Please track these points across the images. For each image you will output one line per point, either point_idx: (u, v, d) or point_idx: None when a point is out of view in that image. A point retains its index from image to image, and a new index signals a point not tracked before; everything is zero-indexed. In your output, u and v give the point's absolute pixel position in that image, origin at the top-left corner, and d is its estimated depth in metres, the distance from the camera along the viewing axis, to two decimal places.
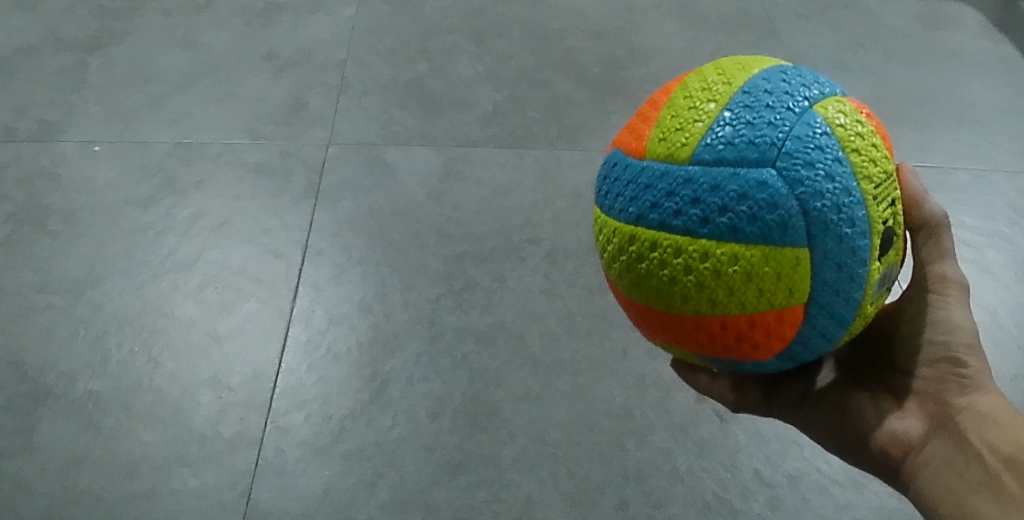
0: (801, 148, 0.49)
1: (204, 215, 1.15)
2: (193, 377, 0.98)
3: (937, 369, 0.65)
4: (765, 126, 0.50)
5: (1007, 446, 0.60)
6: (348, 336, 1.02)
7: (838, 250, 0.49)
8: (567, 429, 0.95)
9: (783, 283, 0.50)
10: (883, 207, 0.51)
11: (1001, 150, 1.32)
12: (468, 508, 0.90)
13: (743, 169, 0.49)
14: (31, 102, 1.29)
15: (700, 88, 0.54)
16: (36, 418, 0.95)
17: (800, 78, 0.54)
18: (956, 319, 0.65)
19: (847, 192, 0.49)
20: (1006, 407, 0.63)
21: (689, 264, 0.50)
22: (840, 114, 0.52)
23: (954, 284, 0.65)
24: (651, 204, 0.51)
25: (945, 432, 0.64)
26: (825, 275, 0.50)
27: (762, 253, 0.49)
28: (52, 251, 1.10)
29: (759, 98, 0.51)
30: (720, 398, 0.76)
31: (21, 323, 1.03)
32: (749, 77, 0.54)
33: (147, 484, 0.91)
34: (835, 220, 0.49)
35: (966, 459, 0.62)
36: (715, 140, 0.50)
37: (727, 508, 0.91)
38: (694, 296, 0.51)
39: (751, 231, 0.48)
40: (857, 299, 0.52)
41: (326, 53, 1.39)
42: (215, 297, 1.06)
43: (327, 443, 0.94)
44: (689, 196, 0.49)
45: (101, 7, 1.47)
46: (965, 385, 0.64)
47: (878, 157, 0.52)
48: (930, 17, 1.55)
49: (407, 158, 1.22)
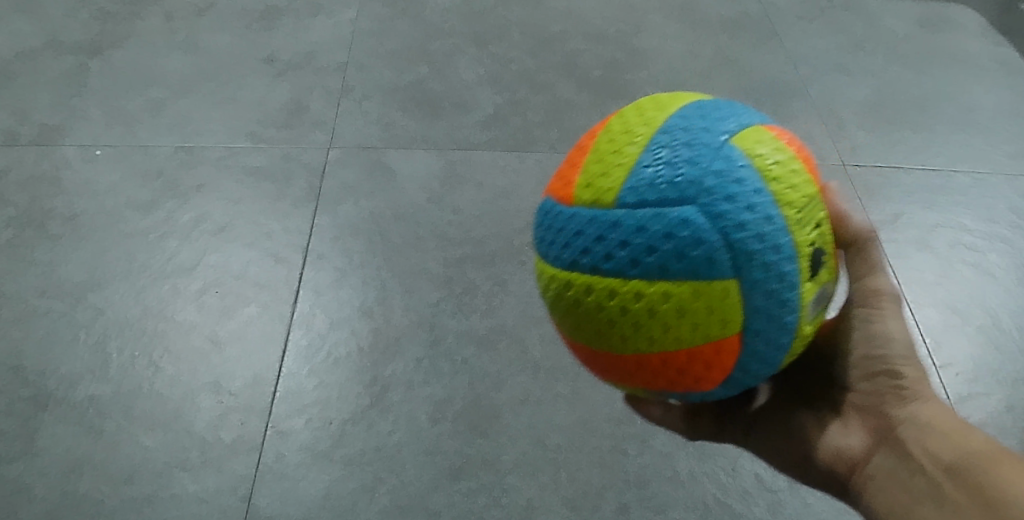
0: (719, 184, 0.50)
1: (204, 219, 1.15)
2: (193, 382, 0.98)
3: (876, 383, 0.64)
4: (684, 164, 0.51)
5: (946, 455, 0.59)
6: (349, 340, 1.02)
7: (766, 279, 0.50)
8: (568, 433, 0.95)
9: (715, 315, 0.50)
10: (809, 230, 0.52)
11: (1002, 152, 1.32)
12: (468, 513, 0.90)
13: (664, 208, 0.50)
14: (32, 106, 1.30)
15: (621, 131, 0.55)
16: (37, 423, 0.95)
17: (717, 112, 0.55)
18: (891, 331, 0.63)
19: (769, 220, 0.50)
20: (946, 413, 0.62)
21: (623, 305, 0.51)
22: (757, 144, 0.53)
23: (887, 297, 0.63)
24: (582, 249, 0.52)
25: (887, 444, 0.62)
26: (757, 303, 0.51)
27: (693, 288, 0.50)
28: (53, 255, 1.10)
29: (678, 137, 0.52)
30: (673, 428, 0.77)
31: (23, 328, 1.03)
32: (667, 115, 0.55)
33: (147, 489, 0.91)
34: (759, 249, 0.50)
35: (908, 471, 0.60)
36: (636, 181, 0.51)
37: (728, 513, 0.91)
38: (631, 336, 0.52)
39: (677, 268, 0.49)
40: (793, 322, 0.52)
41: (327, 56, 1.39)
42: (216, 301, 1.06)
43: (328, 448, 0.94)
44: (616, 239, 0.51)
45: (102, 11, 1.47)
46: (903, 395, 0.63)
47: (801, 182, 0.53)
48: (931, 18, 1.55)
49: (407, 161, 1.22)
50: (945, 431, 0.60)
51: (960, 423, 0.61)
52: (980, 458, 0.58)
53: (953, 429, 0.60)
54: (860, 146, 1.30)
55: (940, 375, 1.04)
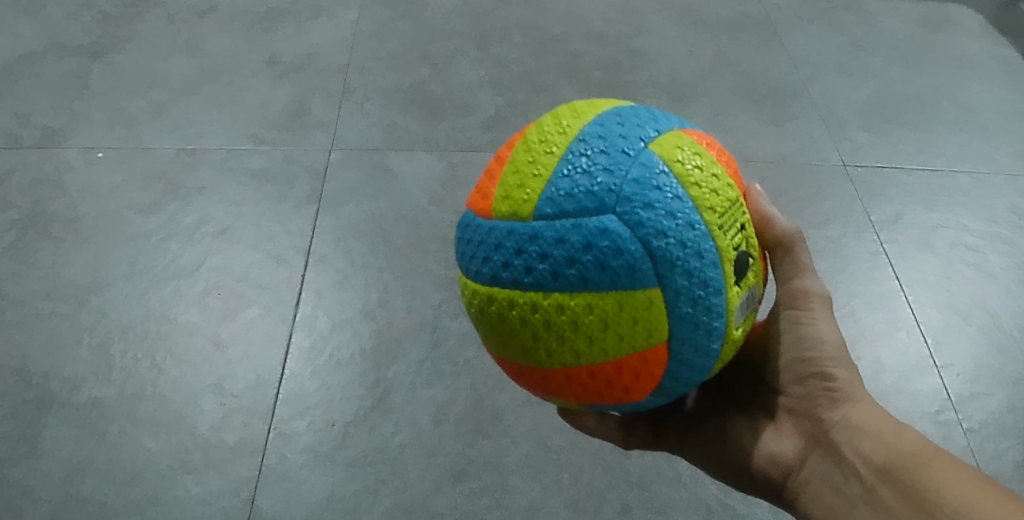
0: (638, 192, 0.51)
1: (206, 221, 1.15)
2: (196, 384, 0.99)
3: (807, 386, 0.65)
4: (602, 173, 0.52)
5: (876, 456, 0.60)
6: (351, 342, 1.02)
7: (690, 285, 0.51)
8: (570, 435, 0.95)
9: (640, 326, 0.51)
10: (732, 234, 0.53)
11: (1003, 153, 1.32)
12: (471, 515, 0.90)
13: (584, 219, 0.51)
14: (35, 109, 1.30)
15: (538, 140, 0.55)
16: (40, 425, 0.95)
17: (633, 119, 0.56)
18: (821, 333, 0.65)
19: (691, 227, 0.51)
20: (878, 413, 0.62)
21: (547, 318, 0.52)
22: (675, 150, 0.54)
23: (817, 298, 0.65)
24: (502, 263, 0.52)
25: (821, 448, 0.63)
26: (682, 311, 0.52)
27: (616, 299, 0.51)
28: (56, 258, 1.10)
29: (595, 145, 0.53)
30: (611, 438, 0.77)
31: (27, 330, 1.03)
32: (584, 123, 0.55)
33: (150, 491, 0.91)
34: (682, 256, 0.51)
35: (841, 473, 0.61)
36: (554, 192, 0.52)
37: (729, 514, 0.91)
38: (557, 349, 0.53)
39: (600, 279, 0.50)
40: (719, 328, 0.53)
41: (328, 58, 1.39)
42: (218, 303, 1.06)
43: (330, 450, 0.94)
44: (536, 251, 0.51)
45: (104, 13, 1.48)
46: (835, 398, 0.64)
47: (721, 186, 0.54)
48: (931, 18, 1.55)
49: (409, 162, 1.22)
50: (875, 433, 0.61)
51: (892, 423, 0.61)
52: (910, 458, 0.58)
53: (885, 431, 0.61)
54: (861, 147, 1.31)
55: (943, 376, 1.04)
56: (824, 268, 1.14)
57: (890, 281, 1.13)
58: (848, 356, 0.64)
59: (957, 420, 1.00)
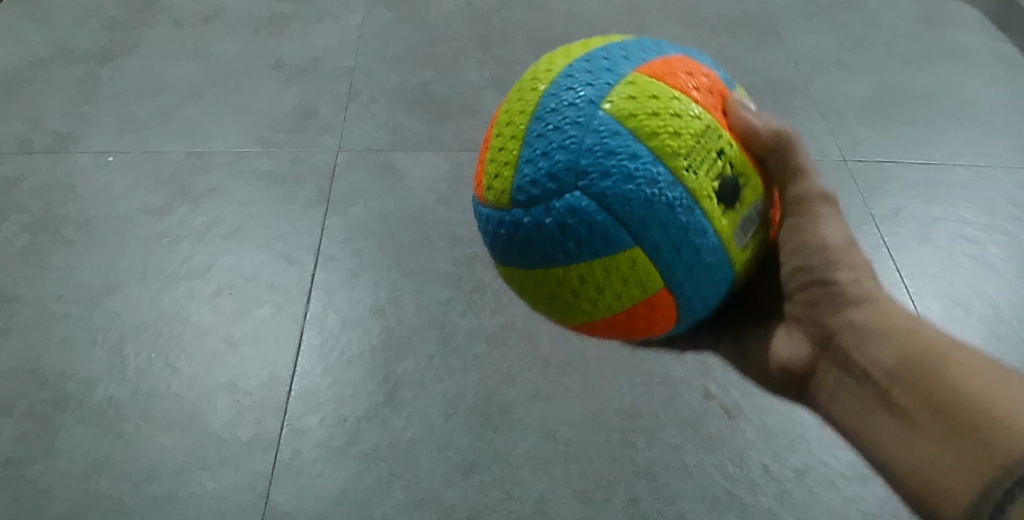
0: (592, 163, 0.53)
1: (217, 222, 1.17)
2: (210, 382, 1.00)
3: (812, 292, 0.63)
4: (558, 151, 0.53)
5: (889, 359, 0.57)
6: (361, 339, 1.04)
7: (667, 234, 0.54)
8: (578, 427, 0.97)
9: (632, 284, 0.55)
10: (702, 173, 0.54)
11: (1001, 146, 1.33)
12: (482, 506, 0.91)
13: (551, 201, 0.54)
14: (45, 115, 1.32)
15: (502, 127, 0.57)
16: (57, 424, 0.97)
17: (587, 73, 0.57)
18: (824, 235, 0.62)
19: (653, 182, 0.53)
20: (890, 312, 0.59)
21: (552, 291, 0.57)
22: (627, 101, 0.54)
23: (817, 199, 0.62)
24: (501, 247, 0.57)
25: (831, 353, 0.61)
26: (667, 260, 0.54)
27: (602, 267, 0.54)
28: (69, 260, 1.12)
29: (547, 124, 0.55)
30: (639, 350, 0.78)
31: (41, 332, 1.05)
32: (539, 95, 0.57)
33: (167, 487, 0.93)
34: (651, 213, 0.53)
35: (856, 378, 0.59)
36: (522, 180, 0.55)
37: (737, 502, 0.93)
38: (571, 312, 0.58)
39: (581, 253, 0.54)
40: (718, 259, 0.56)
41: (334, 61, 1.41)
42: (230, 303, 1.08)
43: (343, 444, 0.95)
44: (520, 236, 0.55)
45: (111, 19, 1.50)
46: (842, 302, 0.61)
47: (682, 124, 0.54)
48: (930, 14, 1.56)
49: (416, 162, 1.24)
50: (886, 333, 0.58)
51: (906, 323, 0.58)
52: (924, 354, 0.55)
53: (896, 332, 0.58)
54: (861, 142, 1.32)
55: None
56: None
57: (891, 273, 1.15)
58: (852, 256, 0.62)
59: None
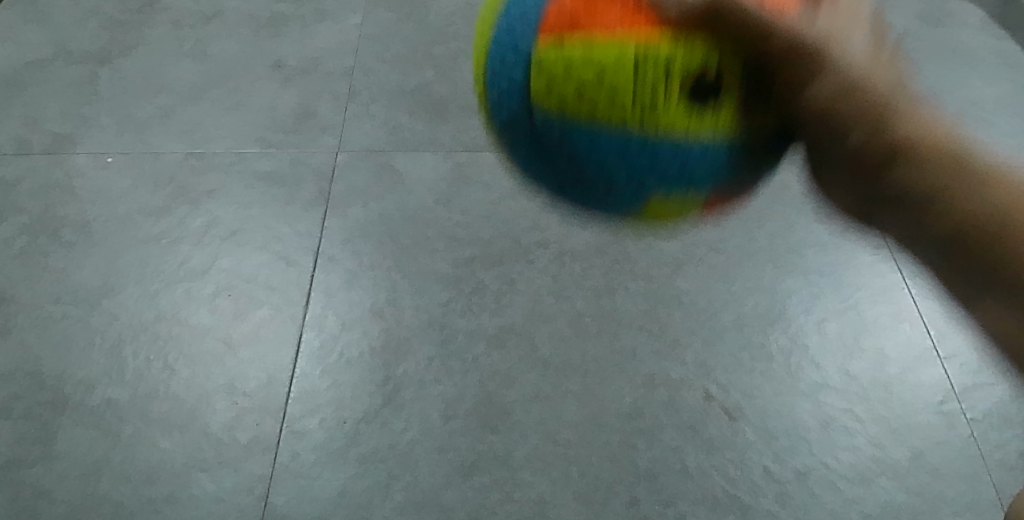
0: (522, 56, 0.66)
1: (216, 223, 1.16)
2: (209, 383, 1.00)
3: (840, 162, 0.52)
4: (506, 78, 0.69)
5: (957, 222, 0.49)
6: (360, 341, 1.04)
7: (617, 148, 0.63)
8: (578, 429, 0.97)
9: (615, 117, 0.62)
10: (624, 99, 0.61)
11: (1003, 145, 1.32)
12: (482, 509, 0.91)
13: (518, 101, 0.68)
14: (44, 115, 1.32)
15: (484, 56, 0.73)
16: (56, 426, 0.96)
17: (515, 46, 0.67)
18: (826, 93, 0.50)
19: (581, 108, 0.63)
20: (937, 154, 0.49)
21: (560, 180, 0.70)
22: (546, 51, 0.64)
23: (809, 50, 0.50)
24: (513, 147, 0.72)
25: (888, 216, 0.53)
26: (632, 159, 0.63)
27: (581, 156, 0.65)
28: (68, 262, 1.12)
29: (496, 59, 0.70)
30: None
31: (40, 334, 1.04)
32: (491, 47, 0.70)
33: (165, 489, 0.92)
34: (589, 145, 0.64)
35: (927, 245, 0.52)
36: (502, 123, 0.72)
37: (737, 505, 0.92)
38: (594, 190, 0.69)
39: (551, 139, 0.66)
40: (692, 156, 0.62)
41: (334, 61, 1.41)
42: (229, 304, 1.08)
43: (342, 446, 0.95)
44: (510, 118, 0.70)
45: (110, 20, 1.49)
46: (877, 168, 0.51)
47: (591, 56, 0.61)
48: (931, 13, 1.56)
49: (415, 163, 1.24)
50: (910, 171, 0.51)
51: (959, 164, 0.49)
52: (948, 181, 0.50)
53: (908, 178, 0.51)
54: None
55: (947, 367, 1.05)
56: (824, 262, 1.16)
57: (893, 274, 1.14)
58: (873, 99, 0.50)
59: (961, 410, 1.01)
